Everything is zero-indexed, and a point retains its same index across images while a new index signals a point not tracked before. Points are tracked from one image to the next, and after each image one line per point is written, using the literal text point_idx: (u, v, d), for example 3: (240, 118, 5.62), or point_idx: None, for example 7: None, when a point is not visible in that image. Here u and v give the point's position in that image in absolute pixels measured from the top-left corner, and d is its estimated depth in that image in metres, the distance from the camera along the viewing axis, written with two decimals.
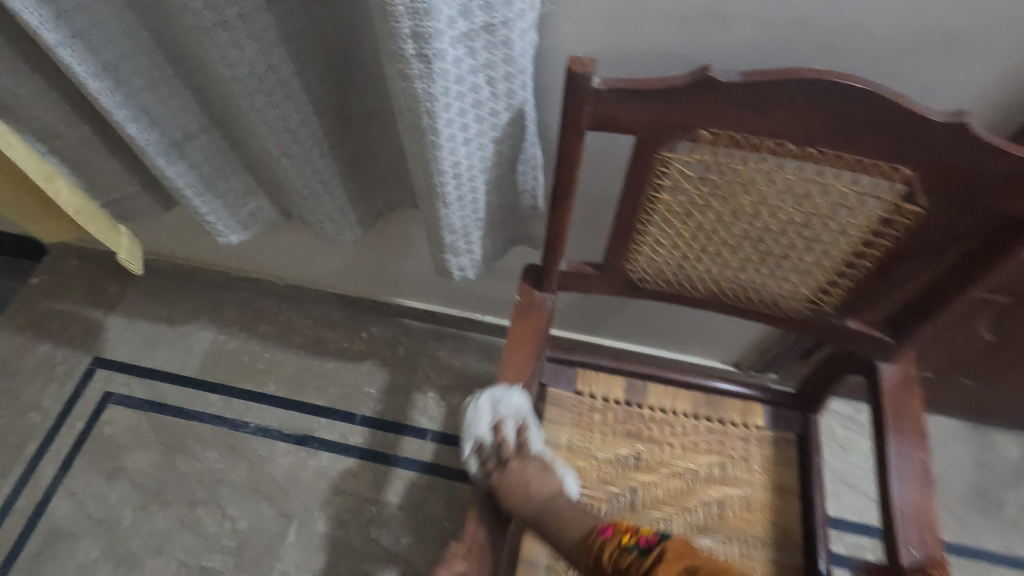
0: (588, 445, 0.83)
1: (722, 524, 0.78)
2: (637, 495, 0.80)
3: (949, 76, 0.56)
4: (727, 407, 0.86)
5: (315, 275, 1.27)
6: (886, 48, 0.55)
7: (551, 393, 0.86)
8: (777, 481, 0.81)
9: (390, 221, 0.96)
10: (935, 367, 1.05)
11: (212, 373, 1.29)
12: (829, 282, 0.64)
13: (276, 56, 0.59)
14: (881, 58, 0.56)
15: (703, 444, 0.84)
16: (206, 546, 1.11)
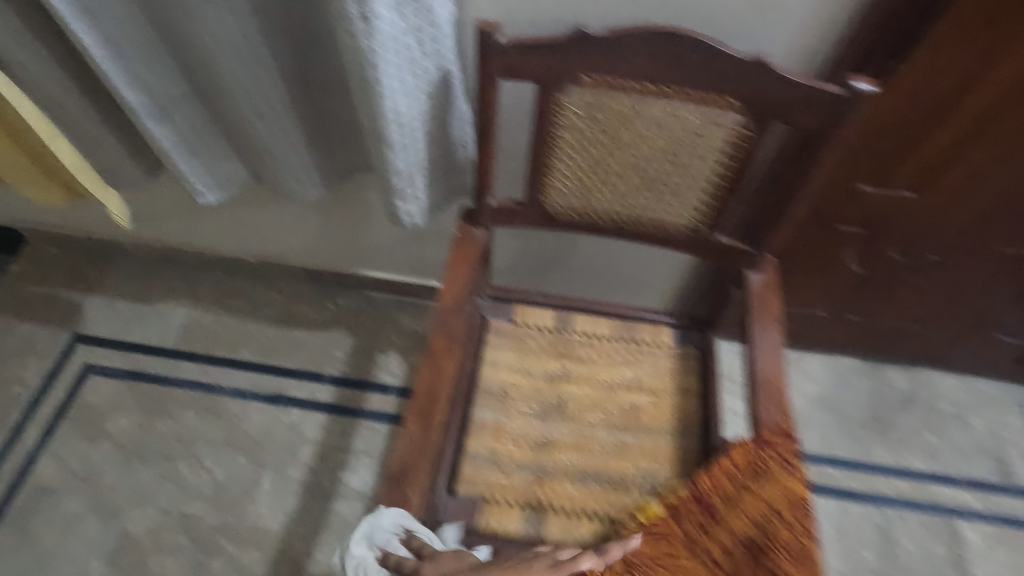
0: (523, 363, 0.98)
1: (636, 421, 0.93)
2: (566, 402, 0.95)
3: (768, 33, 0.75)
4: (641, 329, 1.02)
5: (283, 250, 1.40)
6: (720, 13, 0.73)
7: (492, 322, 1.01)
8: (681, 385, 0.96)
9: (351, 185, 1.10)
10: (826, 305, 1.23)
11: (188, 343, 1.39)
12: (699, 203, 0.81)
13: (247, 26, 0.74)
14: (718, 20, 0.74)
15: (621, 359, 0.99)
16: (186, 495, 1.21)
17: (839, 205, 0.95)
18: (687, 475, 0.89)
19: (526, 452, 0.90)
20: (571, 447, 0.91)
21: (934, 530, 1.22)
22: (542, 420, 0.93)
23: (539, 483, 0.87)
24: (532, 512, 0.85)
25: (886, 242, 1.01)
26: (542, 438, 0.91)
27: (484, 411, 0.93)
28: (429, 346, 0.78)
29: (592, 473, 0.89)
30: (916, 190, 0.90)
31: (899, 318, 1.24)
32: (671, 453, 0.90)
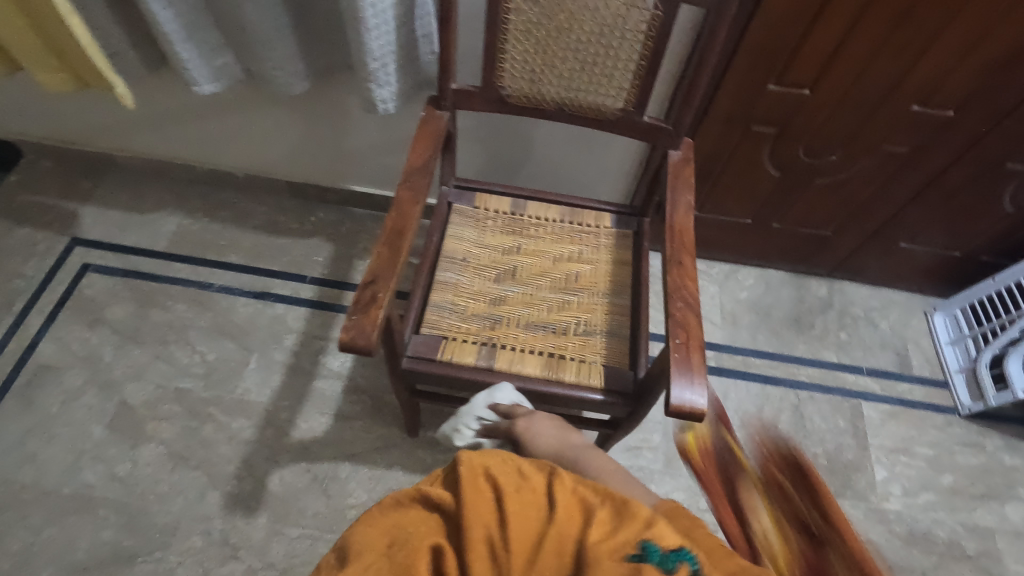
0: (482, 239, 1.13)
1: (576, 284, 1.09)
2: (518, 269, 1.10)
3: None
4: (584, 214, 1.17)
5: (268, 163, 1.52)
6: None
7: (456, 206, 1.16)
8: (617, 257, 1.12)
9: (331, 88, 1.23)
10: (751, 212, 1.41)
11: (179, 247, 1.51)
12: (626, 83, 0.96)
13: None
14: None
15: (567, 237, 1.15)
16: (179, 373, 1.34)
17: (751, 104, 1.13)
18: (617, 323, 1.04)
19: (482, 306, 1.05)
20: (520, 303, 1.06)
21: (839, 408, 1.40)
22: (496, 282, 1.08)
23: (490, 328, 1.03)
24: (484, 348, 1.00)
25: (792, 139, 1.19)
26: (496, 295, 1.07)
27: (446, 272, 1.08)
28: (396, 197, 0.92)
29: (536, 322, 1.04)
30: (812, 87, 1.09)
31: (814, 225, 1.42)
32: (604, 307, 1.06)
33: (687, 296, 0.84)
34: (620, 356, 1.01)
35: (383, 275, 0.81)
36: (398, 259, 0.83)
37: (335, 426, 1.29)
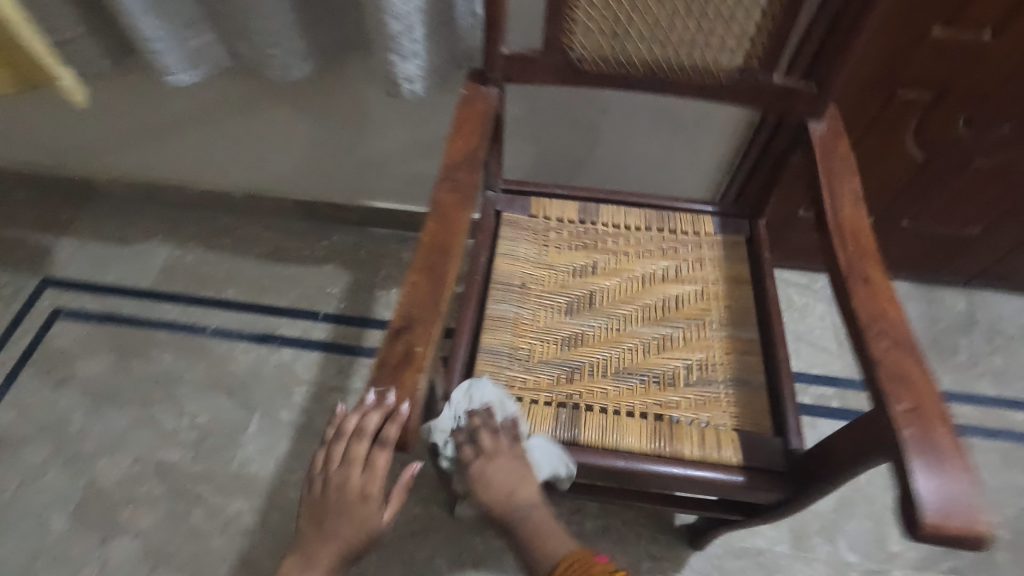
0: (544, 257, 0.84)
1: (679, 313, 0.79)
2: (597, 296, 0.81)
3: None
4: (677, 219, 0.88)
5: (272, 179, 1.27)
6: None
7: (507, 216, 0.88)
8: (730, 274, 0.83)
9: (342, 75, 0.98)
10: (876, 208, 1.10)
11: (168, 284, 1.26)
12: (751, 30, 0.68)
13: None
14: None
15: (657, 250, 0.85)
16: (164, 442, 1.07)
17: (902, 60, 0.83)
18: (745, 366, 0.74)
19: (553, 350, 0.76)
20: (605, 343, 0.77)
21: (1013, 460, 1.07)
22: (568, 316, 0.79)
23: (568, 382, 0.73)
24: (564, 411, 0.70)
25: (952, 105, 0.89)
26: (570, 334, 0.78)
27: (501, 304, 0.79)
28: (433, 200, 0.64)
29: (631, 370, 0.74)
30: (993, 30, 0.79)
31: (958, 221, 1.10)
32: (724, 344, 0.76)
33: (892, 331, 0.54)
34: (758, 414, 0.71)
35: (421, 319, 0.53)
36: (441, 295, 0.55)
37: None
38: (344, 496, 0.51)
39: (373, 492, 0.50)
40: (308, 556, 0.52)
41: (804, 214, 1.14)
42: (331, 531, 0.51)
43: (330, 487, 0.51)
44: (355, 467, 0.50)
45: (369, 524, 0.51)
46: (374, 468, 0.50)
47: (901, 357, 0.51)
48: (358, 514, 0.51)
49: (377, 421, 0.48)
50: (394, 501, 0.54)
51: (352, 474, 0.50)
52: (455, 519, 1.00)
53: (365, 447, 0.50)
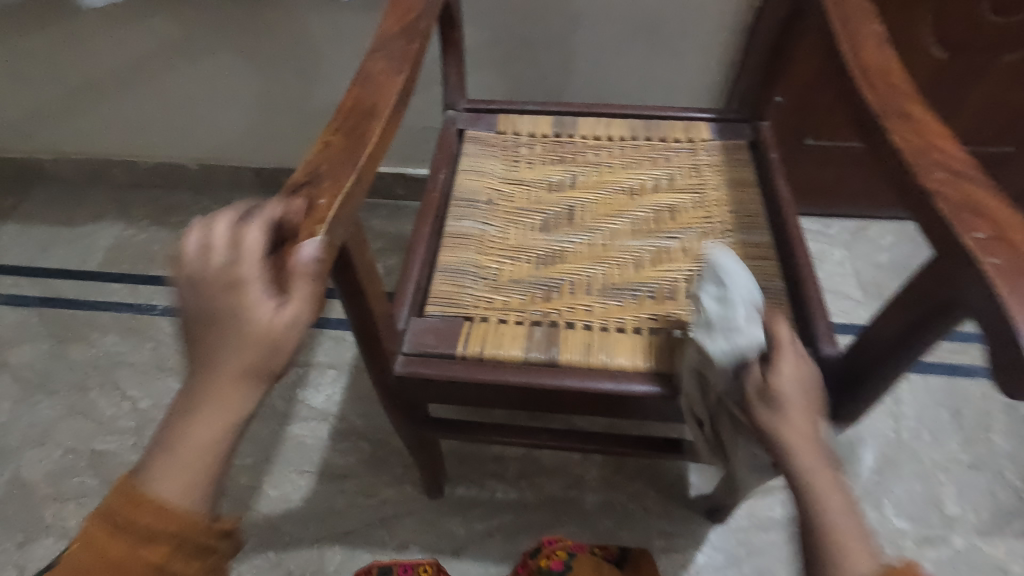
0: (514, 173, 0.72)
1: (676, 223, 0.67)
2: (578, 210, 0.68)
3: None
4: (667, 127, 0.76)
5: (227, 145, 1.17)
6: None
7: (470, 134, 0.76)
8: (733, 178, 0.70)
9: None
10: None
11: (115, 264, 1.15)
12: None
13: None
14: None
15: (645, 159, 0.73)
16: (100, 429, 0.94)
17: None
18: (758, 273, 0.61)
19: (526, 269, 0.63)
20: (588, 259, 0.64)
21: None
22: (544, 232, 0.66)
23: (545, 302, 0.60)
24: (539, 330, 0.57)
25: None
26: (546, 251, 0.65)
27: (462, 221, 0.66)
28: (361, 67, 0.52)
29: (620, 286, 0.61)
30: None
31: (986, 139, 0.98)
32: (730, 252, 0.63)
33: (950, 164, 0.41)
34: None
35: (331, 174, 0.41)
36: (362, 151, 0.43)
37: (320, 491, 0.86)
38: (219, 303, 0.33)
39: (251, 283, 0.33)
40: (169, 440, 0.33)
41: (811, 143, 1.02)
42: (208, 384, 0.33)
43: (187, 324, 0.33)
44: (216, 254, 0.33)
45: (264, 336, 0.33)
46: (246, 251, 0.33)
47: (970, 189, 0.39)
48: (243, 327, 0.33)
49: (230, 222, 0.34)
50: (300, 302, 0.34)
51: (216, 267, 0.33)
52: (430, 502, 0.85)
53: (226, 234, 0.35)
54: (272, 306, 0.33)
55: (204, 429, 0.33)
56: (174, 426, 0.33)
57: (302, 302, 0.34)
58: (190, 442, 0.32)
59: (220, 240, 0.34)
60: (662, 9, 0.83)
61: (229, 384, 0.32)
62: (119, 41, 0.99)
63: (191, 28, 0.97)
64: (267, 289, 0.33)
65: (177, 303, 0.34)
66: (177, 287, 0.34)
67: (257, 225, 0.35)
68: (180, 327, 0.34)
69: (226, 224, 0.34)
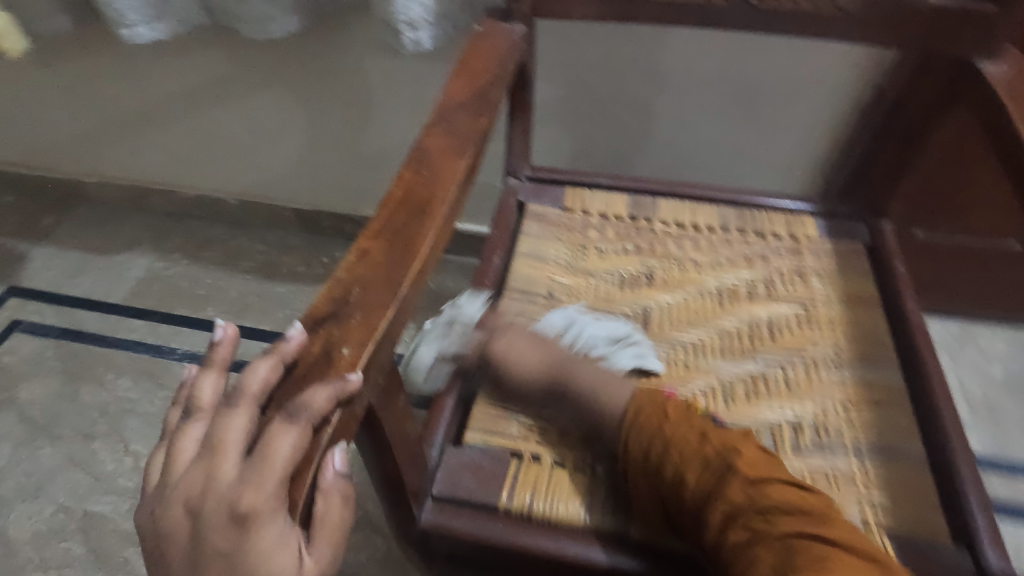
0: (581, 262, 0.61)
1: (776, 344, 0.54)
2: (654, 315, 0.57)
3: None
4: (765, 219, 0.64)
5: (270, 183, 1.11)
6: None
7: (532, 209, 0.66)
8: (848, 293, 0.57)
9: (346, 32, 0.82)
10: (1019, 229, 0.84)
11: (142, 299, 1.09)
12: None
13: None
14: None
15: (737, 257, 0.61)
16: (97, 487, 0.86)
17: None
18: (887, 427, 0.48)
19: None
20: (666, 381, 0.53)
21: None
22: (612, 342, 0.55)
23: None
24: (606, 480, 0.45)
25: None
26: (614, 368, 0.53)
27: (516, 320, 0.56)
28: (416, 146, 0.43)
29: None
30: None
31: None
32: (848, 392, 0.50)
33: None
34: (919, 508, 0.44)
35: (362, 305, 0.30)
36: (405, 268, 0.33)
37: None
38: (212, 543, 0.22)
39: (258, 518, 0.22)
40: None
41: (921, 236, 0.89)
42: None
43: (162, 555, 0.23)
44: (217, 461, 0.23)
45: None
46: (265, 464, 0.22)
47: None
48: None
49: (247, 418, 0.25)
50: (326, 540, 0.24)
51: (214, 484, 0.23)
52: None
53: (246, 424, 0.25)
54: (286, 556, 0.22)
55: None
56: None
57: (331, 541, 0.24)
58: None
59: (228, 435, 0.24)
60: (763, 80, 0.72)
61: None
62: (168, 74, 0.94)
63: (242, 65, 0.91)
64: (282, 530, 0.22)
65: (152, 522, 0.24)
66: (160, 498, 0.24)
67: (287, 415, 0.24)
68: (151, 555, 0.24)
69: (245, 418, 0.25)
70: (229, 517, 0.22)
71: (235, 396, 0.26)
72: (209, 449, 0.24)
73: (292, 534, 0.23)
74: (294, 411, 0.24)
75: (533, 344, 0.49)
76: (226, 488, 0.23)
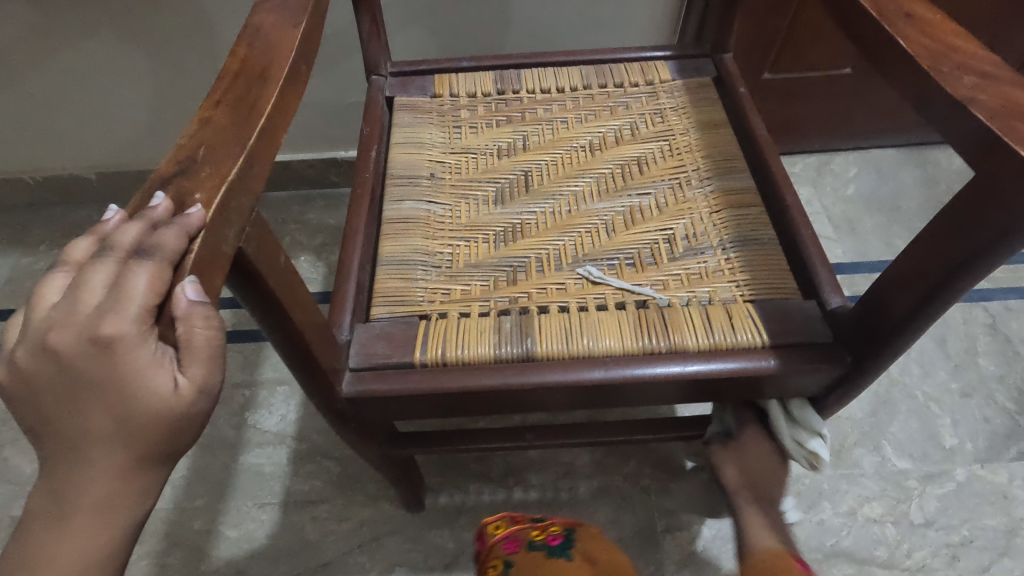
0: (458, 141, 0.63)
1: (644, 177, 0.59)
2: (533, 175, 0.60)
3: None
4: (622, 71, 0.67)
5: (127, 147, 1.02)
6: None
7: (401, 102, 0.66)
8: (704, 120, 0.62)
9: None
10: (852, 60, 0.95)
11: (15, 299, 1.00)
12: None
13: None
14: None
15: (602, 109, 0.65)
16: (20, 492, 0.82)
17: None
18: (744, 222, 0.54)
19: (483, 249, 0.54)
20: (554, 229, 0.56)
21: None
22: (500, 205, 0.58)
23: (510, 285, 0.52)
24: (509, 320, 0.49)
25: None
26: (505, 227, 0.56)
27: (403, 203, 0.57)
28: (248, 23, 0.41)
29: (594, 257, 0.53)
30: None
31: None
32: (711, 202, 0.56)
33: (974, 65, 0.34)
34: (776, 276, 0.50)
35: (211, 161, 0.30)
36: (251, 126, 0.33)
37: (288, 523, 0.77)
38: (80, 373, 0.23)
39: (125, 342, 0.23)
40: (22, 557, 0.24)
41: (768, 77, 0.96)
42: (71, 482, 0.24)
43: (33, 396, 0.23)
44: (78, 300, 0.23)
45: (152, 416, 0.24)
46: (121, 297, 0.23)
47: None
48: (112, 409, 0.23)
49: (106, 264, 0.24)
50: (203, 369, 0.25)
51: (75, 322, 0.23)
52: (412, 517, 0.77)
53: (105, 272, 0.24)
54: (161, 374, 0.24)
55: (78, 541, 0.24)
56: (37, 542, 0.24)
57: (204, 359, 0.25)
58: (55, 567, 0.24)
59: (88, 277, 0.24)
60: None
61: (110, 479, 0.24)
62: None
63: (55, 11, 0.81)
64: (153, 352, 0.24)
65: (11, 372, 0.24)
66: (17, 347, 0.24)
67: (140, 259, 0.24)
68: (20, 401, 0.24)
69: (106, 266, 0.24)
70: (90, 343, 0.23)
71: (102, 249, 0.25)
72: (71, 294, 0.24)
73: (163, 354, 0.24)
74: (140, 253, 0.24)
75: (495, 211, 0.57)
76: (85, 323, 0.23)
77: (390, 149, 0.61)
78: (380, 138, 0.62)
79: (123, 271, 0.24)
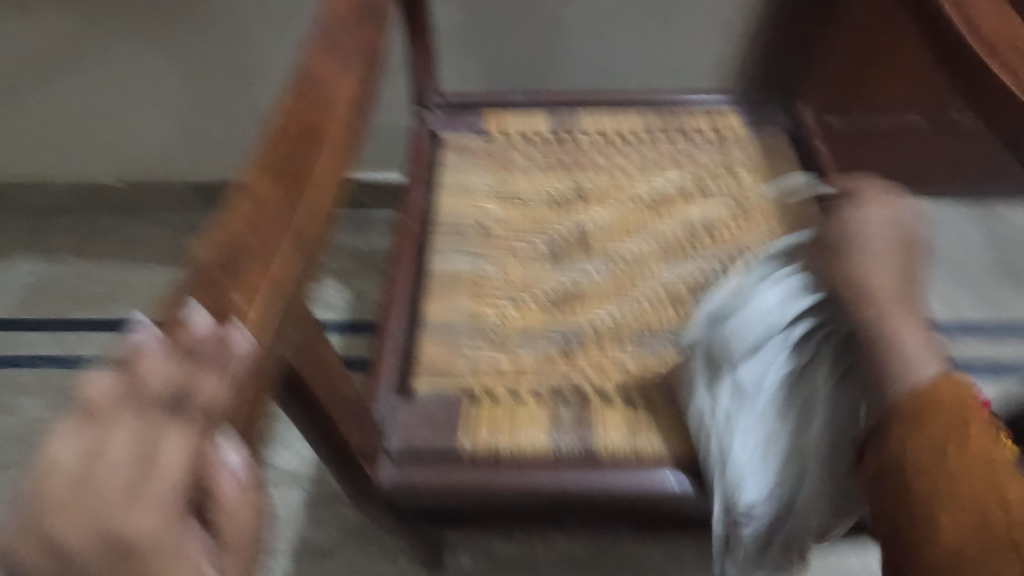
0: (509, 188, 0.58)
1: (713, 241, 0.53)
2: (589, 229, 0.55)
3: None
4: (689, 117, 0.62)
5: (154, 159, 0.99)
6: None
7: (448, 139, 0.61)
8: (777, 180, 0.57)
9: None
10: (926, 106, 0.88)
11: (32, 309, 0.97)
12: None
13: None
14: None
15: (666, 160, 0.60)
16: None
17: None
18: None
19: (534, 315, 0.49)
20: (612, 295, 0.51)
21: None
22: (553, 263, 0.53)
23: (564, 360, 0.47)
24: (563, 405, 0.44)
25: None
26: (559, 290, 0.51)
27: (449, 257, 0.52)
28: (298, 65, 0.37)
29: (657, 331, 0.48)
30: None
31: None
32: None
33: None
34: None
35: (251, 253, 0.26)
36: (299, 205, 0.28)
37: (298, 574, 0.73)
38: None
39: (152, 542, 0.19)
40: None
41: None
42: None
43: None
44: (96, 474, 0.19)
45: None
46: (157, 475, 0.20)
47: None
48: None
49: (132, 426, 0.20)
50: (240, 557, 0.21)
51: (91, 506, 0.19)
52: None
53: (135, 435, 0.20)
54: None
55: None
56: None
57: (240, 551, 0.21)
58: None
59: (109, 441, 0.20)
60: None
61: None
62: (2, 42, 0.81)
63: (90, 20, 0.79)
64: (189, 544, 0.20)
65: None
66: None
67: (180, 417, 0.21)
68: None
69: (137, 427, 0.20)
70: (107, 541, 0.18)
71: (132, 398, 0.21)
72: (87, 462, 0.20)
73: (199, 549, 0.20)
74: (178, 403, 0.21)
75: (550, 273, 0.52)
76: (107, 509, 0.19)
77: (435, 192, 0.57)
78: (426, 180, 0.57)
79: (163, 436, 0.21)
